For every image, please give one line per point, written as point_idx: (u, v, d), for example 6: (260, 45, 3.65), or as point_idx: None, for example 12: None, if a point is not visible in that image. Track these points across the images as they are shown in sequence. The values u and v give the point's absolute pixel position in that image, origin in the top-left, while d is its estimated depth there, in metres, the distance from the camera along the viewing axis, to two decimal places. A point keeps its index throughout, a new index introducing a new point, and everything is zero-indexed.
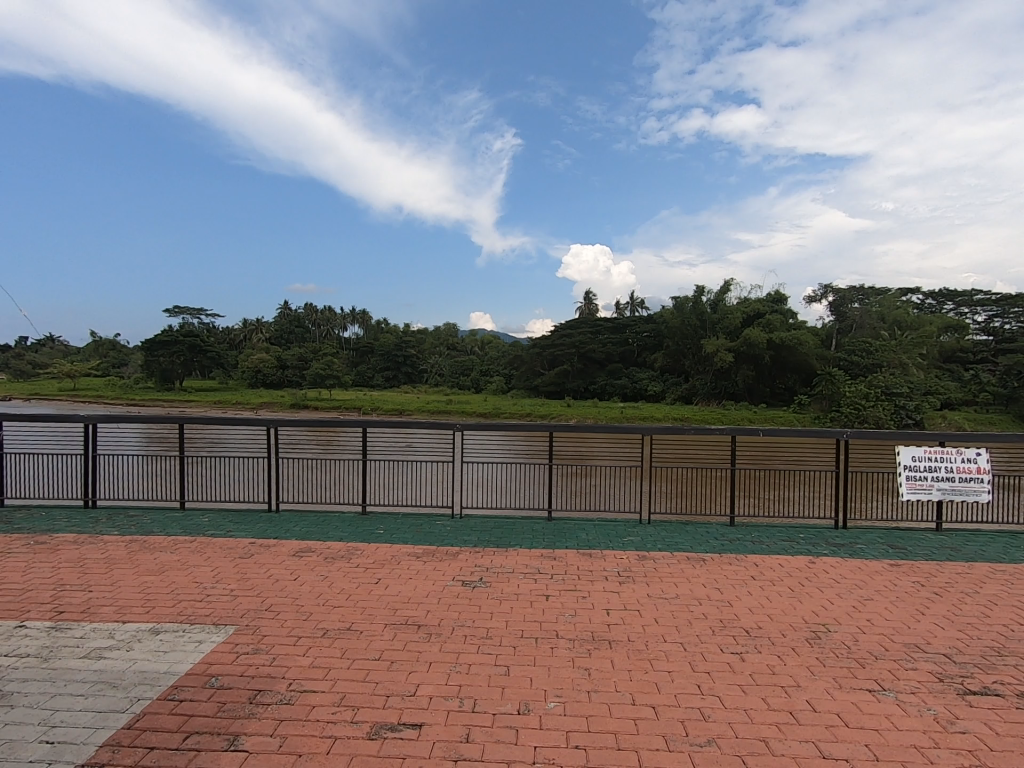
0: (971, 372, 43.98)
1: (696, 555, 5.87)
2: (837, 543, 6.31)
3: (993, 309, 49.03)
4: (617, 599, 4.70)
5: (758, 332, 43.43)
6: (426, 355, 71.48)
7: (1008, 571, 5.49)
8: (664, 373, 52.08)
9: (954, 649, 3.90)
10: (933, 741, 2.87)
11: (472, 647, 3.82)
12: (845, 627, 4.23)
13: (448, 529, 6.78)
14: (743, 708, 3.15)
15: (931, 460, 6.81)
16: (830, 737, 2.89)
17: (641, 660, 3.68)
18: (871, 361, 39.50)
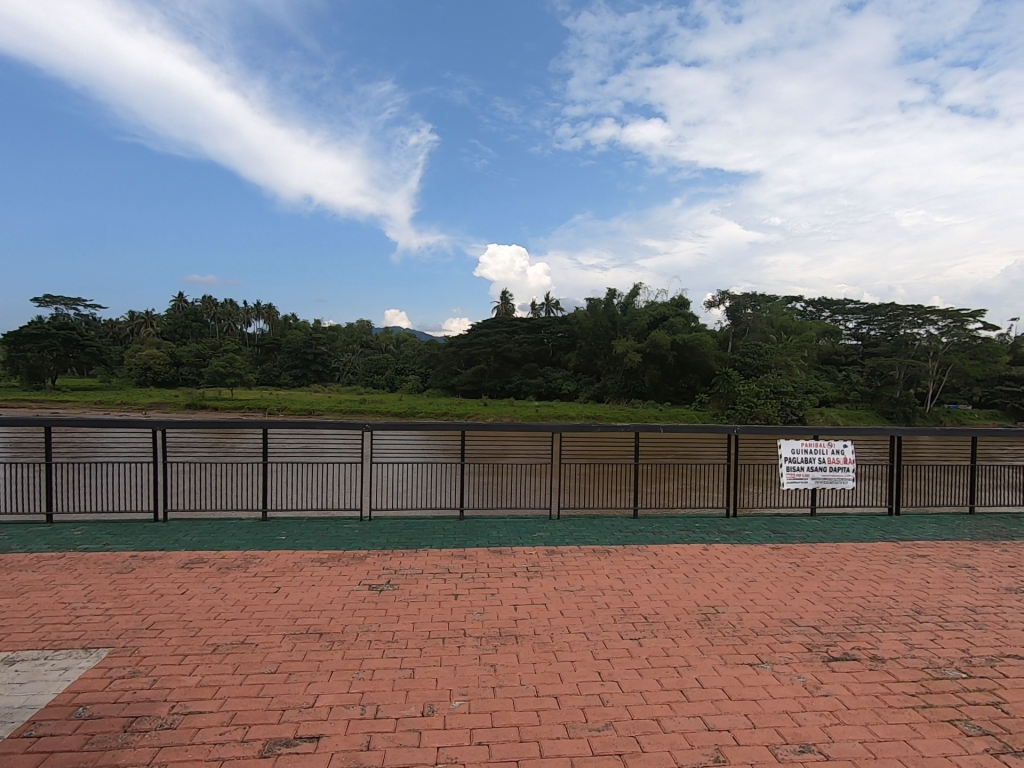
0: (843, 372, 49.27)
1: (601, 547, 6.11)
2: (727, 531, 6.83)
3: (861, 316, 55.16)
4: (525, 593, 4.79)
5: (664, 334, 45.86)
6: (339, 352, 69.00)
7: (867, 549, 6.21)
8: (578, 372, 53.70)
9: (822, 622, 4.34)
10: (801, 706, 3.18)
11: (377, 652, 3.73)
12: (732, 608, 4.59)
13: (356, 532, 6.58)
14: (640, 690, 3.31)
15: (807, 452, 7.52)
16: (714, 711, 3.12)
17: (546, 652, 3.76)
18: (761, 362, 42.96)
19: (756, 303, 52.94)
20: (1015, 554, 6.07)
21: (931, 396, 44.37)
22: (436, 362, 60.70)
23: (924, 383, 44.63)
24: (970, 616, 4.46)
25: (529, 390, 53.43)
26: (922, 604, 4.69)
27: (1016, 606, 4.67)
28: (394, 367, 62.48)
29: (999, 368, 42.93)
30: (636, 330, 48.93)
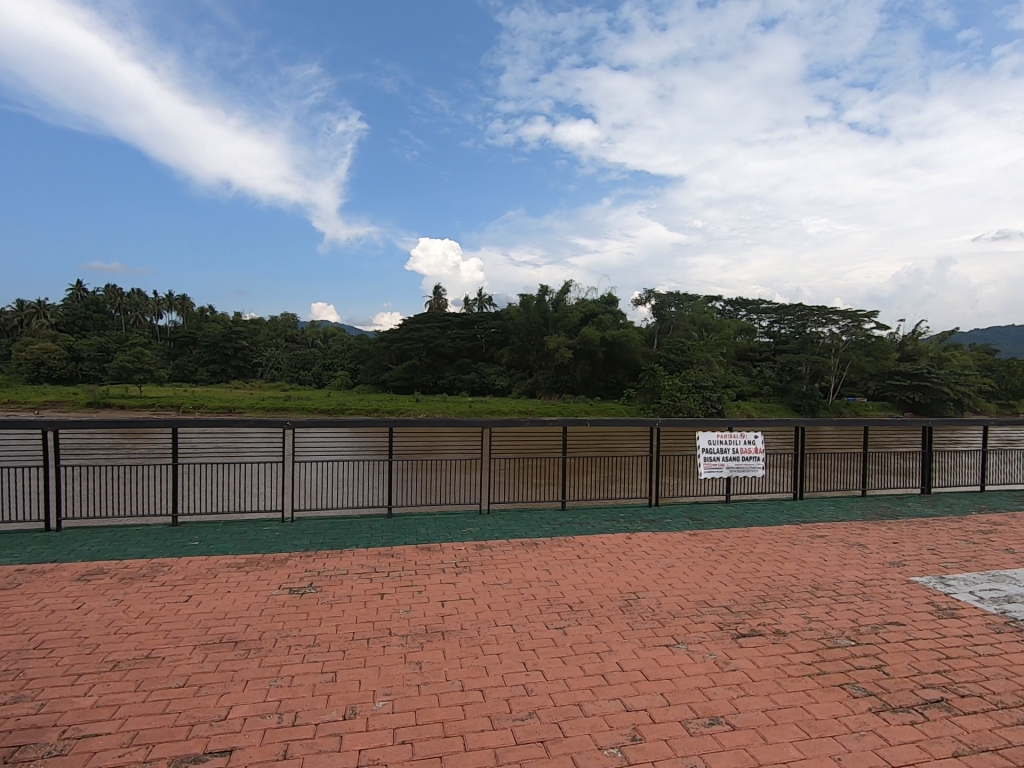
0: (756, 368, 52.56)
1: (529, 540, 6.20)
2: (649, 519, 7.13)
3: (773, 316, 59.09)
4: (453, 589, 4.78)
5: (593, 331, 47.05)
6: (261, 346, 65.67)
7: (774, 532, 6.68)
8: (510, 368, 54.05)
9: (733, 602, 4.63)
10: (712, 681, 3.38)
11: (297, 657, 3.60)
12: (651, 593, 4.80)
13: (276, 535, 6.30)
14: (563, 677, 3.40)
15: (723, 443, 7.97)
16: (633, 692, 3.26)
17: (473, 647, 3.78)
18: (684, 358, 45.03)
19: (679, 302, 55.35)
20: (898, 531, 6.74)
21: (832, 390, 48.31)
22: (366, 357, 59.18)
23: (826, 378, 48.51)
24: (860, 589, 4.92)
25: (462, 386, 53.23)
26: (819, 580, 5.12)
27: (897, 578, 5.19)
28: (321, 362, 60.23)
29: (889, 364, 47.42)
30: (567, 326, 49.95)
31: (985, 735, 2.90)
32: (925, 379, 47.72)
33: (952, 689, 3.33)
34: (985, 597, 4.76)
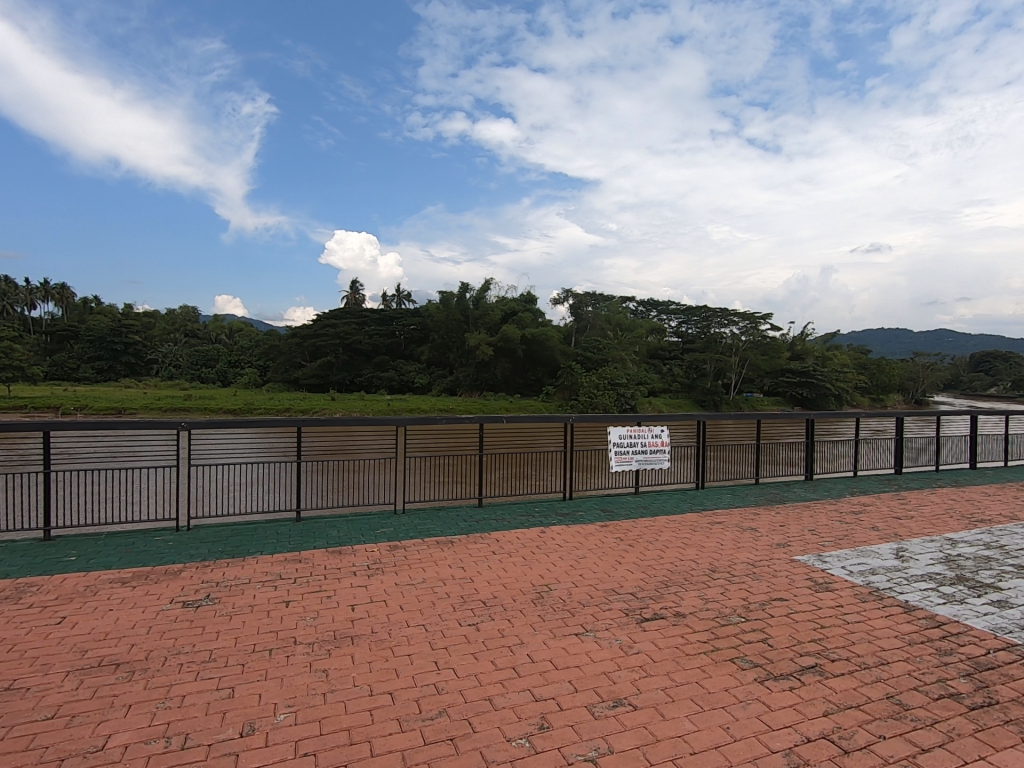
0: (666, 366, 55.42)
1: (444, 538, 6.17)
2: (563, 513, 7.32)
3: (681, 317, 62.55)
4: (364, 592, 4.65)
5: (513, 329, 47.56)
6: (156, 342, 60.44)
7: (677, 520, 7.09)
8: (430, 365, 53.38)
9: (638, 588, 4.86)
10: (617, 665, 3.53)
11: (190, 675, 3.36)
12: (563, 584, 4.93)
13: (169, 545, 5.83)
14: (474, 673, 3.42)
15: (632, 438, 8.34)
16: (542, 682, 3.33)
17: (382, 649, 3.70)
18: (600, 356, 46.62)
19: (595, 302, 57.10)
20: (784, 515, 7.38)
21: (732, 387, 52.00)
22: (276, 354, 56.22)
23: (728, 375, 52.16)
24: (750, 569, 5.34)
25: (380, 384, 51.90)
26: (716, 563, 5.49)
27: (782, 557, 5.70)
28: (226, 359, 56.37)
29: (781, 362, 51.82)
30: (488, 324, 50.19)
31: (850, 693, 3.25)
32: (811, 377, 52.44)
33: (825, 655, 3.70)
34: (854, 570, 5.33)
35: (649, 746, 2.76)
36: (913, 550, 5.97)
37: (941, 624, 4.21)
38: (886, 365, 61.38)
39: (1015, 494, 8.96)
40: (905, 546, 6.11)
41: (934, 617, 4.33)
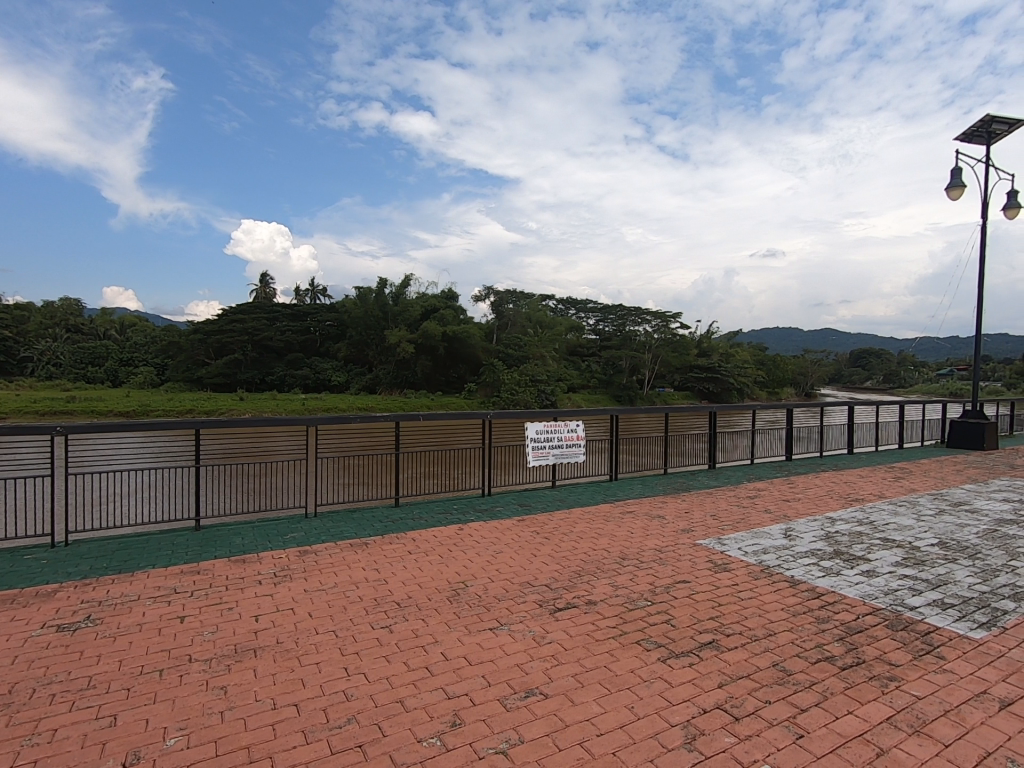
0: (584, 363, 57.07)
1: (359, 540, 6.00)
2: (481, 509, 7.35)
3: (598, 315, 64.61)
4: (269, 601, 4.42)
5: (434, 326, 47.00)
6: (30, 337, 53.95)
7: (591, 511, 7.34)
8: (348, 363, 51.62)
9: (552, 579, 4.97)
10: (529, 656, 3.60)
11: (63, 706, 3.03)
12: (479, 580, 4.95)
13: (42, 564, 5.23)
14: (386, 676, 3.35)
15: (549, 433, 8.51)
16: (455, 679, 3.33)
17: (288, 660, 3.53)
18: (520, 354, 47.18)
19: (516, 299, 57.59)
20: (689, 502, 7.85)
21: (646, 382, 54.56)
22: (176, 351, 52.05)
23: (641, 371, 54.59)
24: (657, 555, 5.62)
25: (294, 383, 49.46)
26: (626, 551, 5.74)
27: (686, 542, 6.05)
28: (117, 356, 51.38)
29: (689, 359, 55.06)
30: (408, 320, 49.32)
31: (741, 664, 3.52)
32: (716, 372, 55.96)
33: (722, 631, 3.98)
34: (748, 551, 5.77)
35: (558, 732, 2.84)
36: (799, 529, 6.55)
37: (820, 595, 4.65)
38: (781, 361, 66.87)
39: (883, 475, 10.08)
40: (793, 526, 6.69)
41: (815, 589, 4.77)
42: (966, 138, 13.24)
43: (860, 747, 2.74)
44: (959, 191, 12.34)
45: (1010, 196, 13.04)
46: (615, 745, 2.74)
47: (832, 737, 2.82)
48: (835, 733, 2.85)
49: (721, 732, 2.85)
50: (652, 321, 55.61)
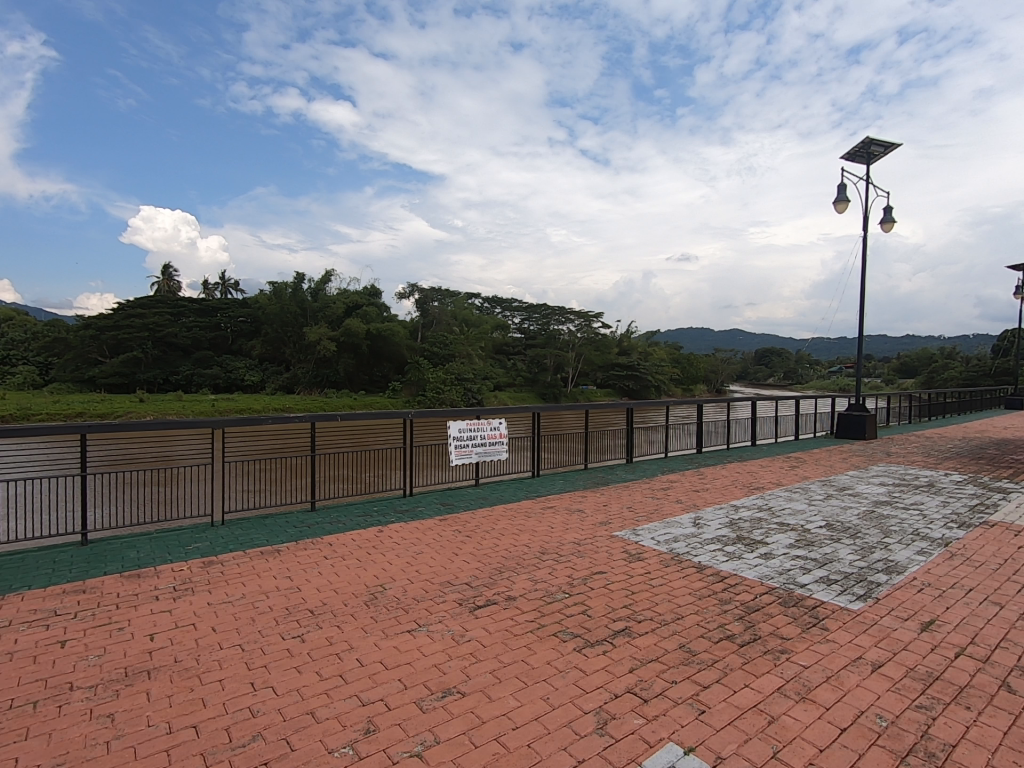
0: (510, 361, 57.62)
1: (270, 548, 5.71)
2: (402, 510, 7.22)
3: (523, 314, 65.35)
4: (167, 618, 4.10)
5: (357, 322, 45.58)
6: None
7: (513, 508, 7.42)
8: (263, 362, 48.97)
9: (473, 577, 4.97)
10: (448, 656, 3.59)
11: None
12: (398, 582, 4.86)
13: None
14: (296, 688, 3.21)
15: (471, 431, 8.51)
16: (370, 684, 3.25)
17: (187, 680, 3.29)
18: (447, 352, 46.77)
19: (442, 297, 56.99)
20: (607, 496, 8.13)
21: (569, 380, 55.87)
22: (62, 349, 47.02)
23: (565, 369, 55.80)
24: (575, 548, 5.77)
25: (201, 383, 46.09)
26: (546, 546, 5.85)
27: (603, 534, 6.26)
28: None
29: (610, 357, 57.03)
30: (329, 317, 47.59)
31: (651, 648, 3.69)
32: (636, 370, 58.32)
33: (634, 618, 4.15)
34: (660, 540, 6.06)
35: (474, 729, 2.84)
36: (706, 518, 6.97)
37: (724, 578, 4.97)
38: (694, 360, 70.79)
39: (781, 464, 10.94)
40: (701, 514, 7.11)
41: (719, 573, 5.09)
42: (849, 157, 14.60)
43: (755, 716, 2.96)
44: (844, 205, 13.59)
45: (885, 211, 14.55)
46: (530, 737, 2.78)
47: (730, 709, 3.02)
48: (732, 706, 3.05)
49: (631, 715, 2.97)
50: (575, 321, 57.09)
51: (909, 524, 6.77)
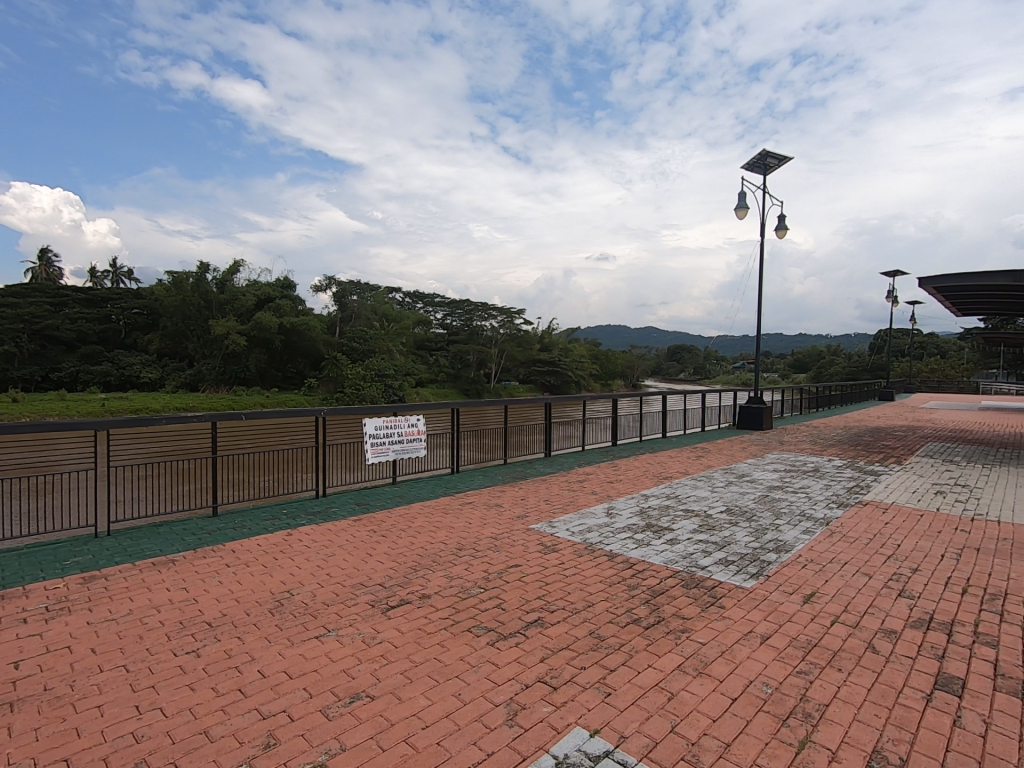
0: (433, 357, 56.95)
1: (163, 558, 5.28)
2: (314, 512, 6.93)
3: (445, 309, 64.72)
4: (37, 642, 3.68)
5: (269, 316, 43.23)
6: None
7: (431, 505, 7.34)
8: (161, 357, 45.17)
9: (386, 578, 4.86)
10: (357, 659, 3.48)
11: None
12: (307, 587, 4.65)
13: None
14: (188, 707, 2.99)
15: (388, 428, 8.32)
16: (272, 696, 3.09)
17: (58, 709, 2.97)
18: (367, 347, 45.31)
19: (361, 290, 55.16)
20: (525, 490, 8.25)
21: (492, 376, 56.14)
22: None
23: (488, 365, 56.03)
24: (492, 542, 5.81)
25: (89, 380, 41.74)
26: (463, 542, 5.84)
27: (521, 528, 6.34)
28: None
29: (532, 354, 57.89)
30: (237, 309, 44.75)
31: (563, 637, 3.79)
32: (557, 366, 59.56)
33: (547, 608, 4.23)
34: (575, 531, 6.22)
35: (382, 733, 2.78)
36: (619, 508, 7.25)
37: (633, 564, 5.20)
38: (612, 355, 73.51)
39: (688, 454, 11.60)
40: (614, 505, 7.39)
41: (628, 559, 5.32)
42: (749, 167, 15.69)
43: (656, 694, 3.11)
44: (745, 212, 14.59)
45: (779, 219, 15.79)
46: (440, 735, 2.76)
47: (634, 690, 3.16)
48: (636, 686, 3.19)
49: (540, 704, 3.02)
50: (498, 317, 57.35)
51: (797, 506, 7.43)
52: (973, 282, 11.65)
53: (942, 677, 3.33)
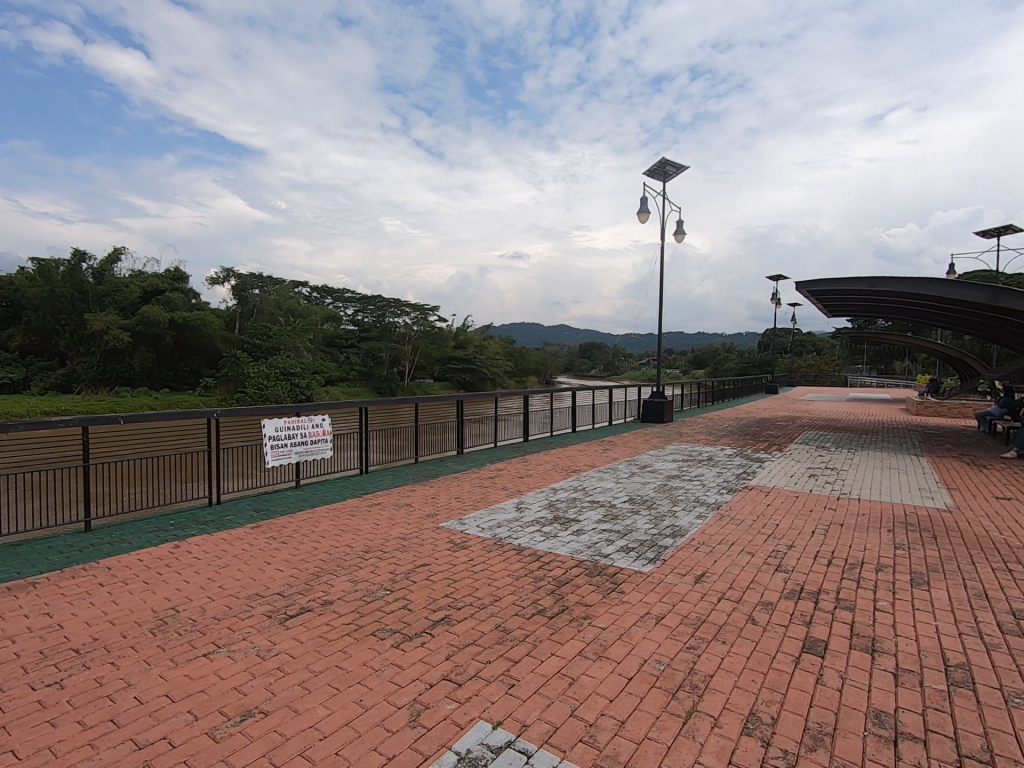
0: (343, 354, 54.97)
1: (22, 581, 4.68)
2: (206, 521, 6.45)
3: (356, 305, 62.61)
4: None
5: (158, 310, 39.78)
6: None
7: (337, 508, 7.08)
8: (25, 356, 40.01)
9: (285, 586, 4.63)
10: (250, 675, 3.29)
11: None
12: (195, 602, 4.32)
13: None
14: (47, 746, 2.67)
15: (290, 429, 7.92)
16: (150, 724, 2.84)
17: None
18: (271, 344, 42.81)
19: (263, 284, 51.96)
20: (436, 488, 8.18)
21: (406, 374, 55.16)
22: None
23: (401, 362, 54.93)
24: (400, 543, 5.71)
25: None
26: (369, 544, 5.68)
27: (430, 526, 6.28)
28: None
29: (446, 351, 57.60)
30: (119, 302, 40.68)
31: (469, 633, 3.80)
32: (472, 363, 59.64)
33: (454, 606, 4.23)
34: (485, 527, 6.26)
35: (276, 749, 2.65)
36: (528, 502, 7.38)
37: (540, 557, 5.32)
38: (526, 353, 74.77)
39: (595, 448, 12.06)
40: (523, 499, 7.52)
41: (536, 552, 5.44)
42: (650, 174, 16.54)
43: (557, 681, 3.21)
44: (646, 216, 15.35)
45: (678, 224, 16.78)
46: (338, 745, 2.67)
47: (537, 679, 3.23)
48: (539, 675, 3.27)
49: (444, 702, 3.02)
50: (411, 314, 56.41)
51: (692, 492, 7.96)
52: (841, 287, 13.06)
53: (808, 641, 3.72)
